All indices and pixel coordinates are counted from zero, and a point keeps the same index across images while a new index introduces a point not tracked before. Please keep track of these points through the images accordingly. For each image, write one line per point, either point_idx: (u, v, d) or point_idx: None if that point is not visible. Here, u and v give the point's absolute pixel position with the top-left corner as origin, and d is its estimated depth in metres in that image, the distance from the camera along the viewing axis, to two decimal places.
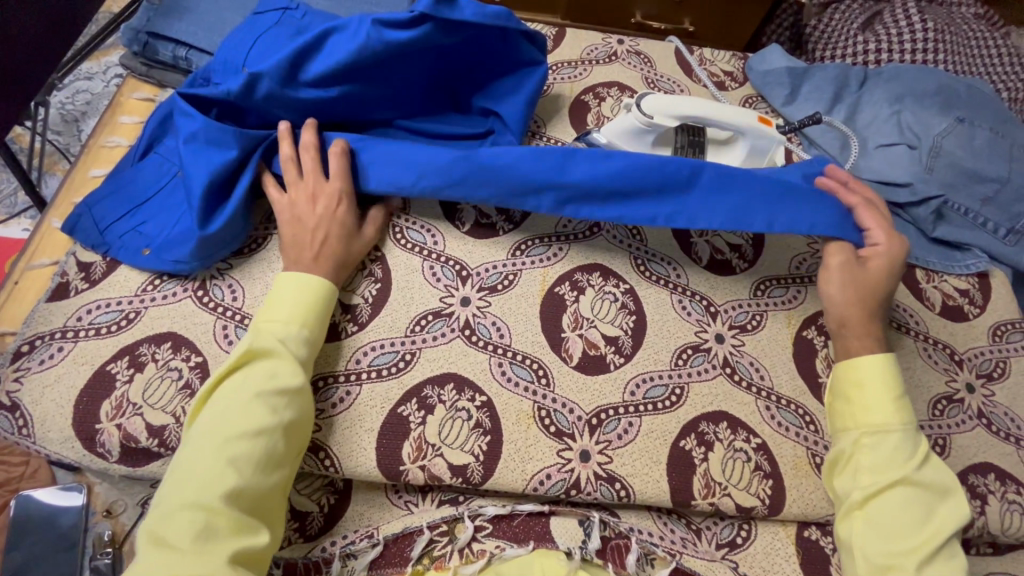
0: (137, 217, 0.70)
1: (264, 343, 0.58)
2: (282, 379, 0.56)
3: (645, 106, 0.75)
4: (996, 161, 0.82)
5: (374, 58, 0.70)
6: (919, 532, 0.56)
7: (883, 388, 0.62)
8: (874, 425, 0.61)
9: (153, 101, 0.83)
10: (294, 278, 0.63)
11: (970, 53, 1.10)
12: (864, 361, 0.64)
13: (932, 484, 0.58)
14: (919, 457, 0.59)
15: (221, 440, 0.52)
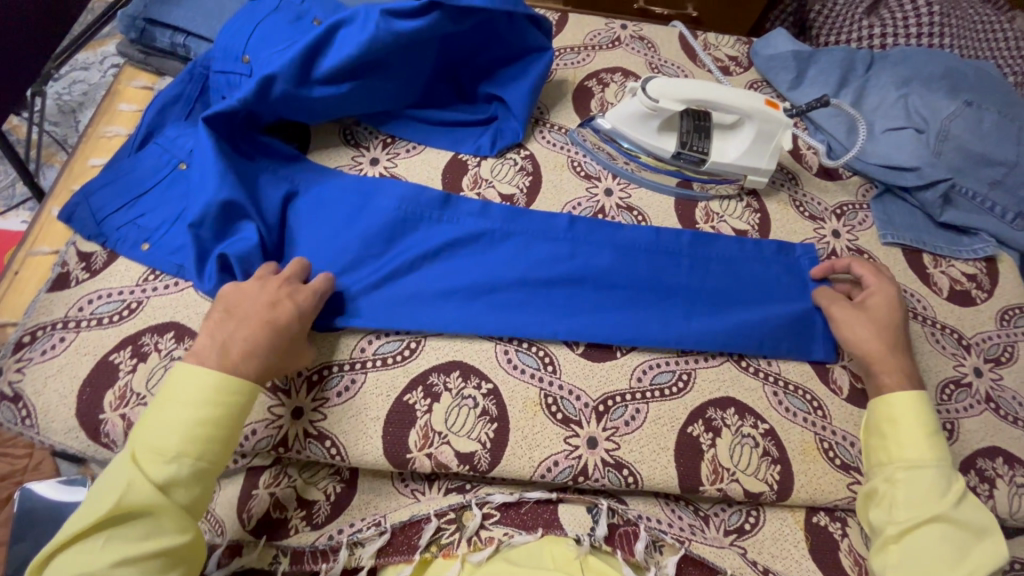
0: (135, 210, 0.69)
1: (141, 479, 0.49)
2: (158, 529, 0.49)
3: (651, 90, 0.74)
4: (1004, 144, 0.81)
5: (383, 51, 0.69)
6: (958, 568, 0.54)
7: (918, 426, 0.60)
8: (906, 460, 0.59)
9: (152, 89, 0.82)
10: (187, 376, 0.53)
11: (976, 37, 1.09)
12: (898, 399, 0.62)
13: (970, 522, 0.56)
14: (955, 494, 0.57)
15: (169, 447, 0.50)
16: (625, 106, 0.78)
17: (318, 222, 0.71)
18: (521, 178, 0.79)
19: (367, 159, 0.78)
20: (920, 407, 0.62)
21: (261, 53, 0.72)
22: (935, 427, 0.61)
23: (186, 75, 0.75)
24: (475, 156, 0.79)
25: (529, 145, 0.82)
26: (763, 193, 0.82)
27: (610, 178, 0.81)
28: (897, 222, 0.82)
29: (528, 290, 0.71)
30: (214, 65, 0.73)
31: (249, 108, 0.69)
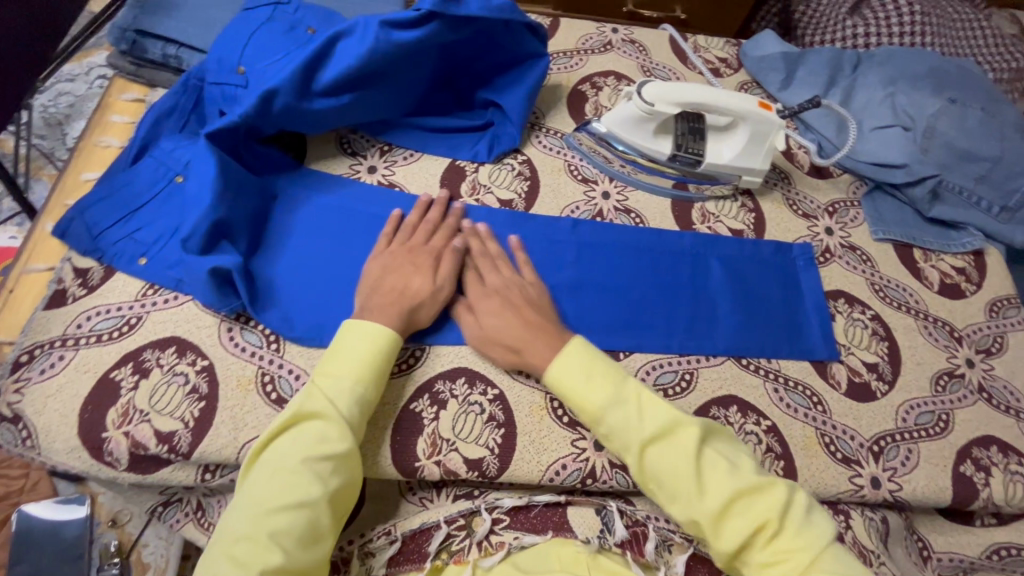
0: (133, 223, 0.68)
1: (314, 404, 0.55)
2: (332, 444, 0.54)
3: (646, 93, 0.75)
4: (988, 140, 0.83)
5: (383, 63, 0.69)
6: (723, 485, 0.54)
7: (577, 377, 0.60)
8: (595, 412, 0.58)
9: (144, 101, 0.81)
10: (361, 327, 0.60)
11: (955, 35, 1.12)
12: (558, 368, 0.61)
13: (654, 431, 0.56)
14: (637, 419, 0.57)
15: (261, 512, 0.50)
16: (620, 110, 0.79)
17: (319, 231, 0.71)
18: (520, 183, 0.79)
19: (365, 167, 0.77)
20: (583, 358, 0.61)
21: (258, 64, 0.72)
22: (591, 360, 0.61)
23: (179, 88, 0.74)
24: (473, 163, 0.80)
25: (526, 150, 0.82)
26: (756, 191, 0.84)
27: (607, 181, 0.81)
28: (888, 218, 0.84)
29: None
30: (209, 77, 0.73)
31: (249, 123, 0.68)
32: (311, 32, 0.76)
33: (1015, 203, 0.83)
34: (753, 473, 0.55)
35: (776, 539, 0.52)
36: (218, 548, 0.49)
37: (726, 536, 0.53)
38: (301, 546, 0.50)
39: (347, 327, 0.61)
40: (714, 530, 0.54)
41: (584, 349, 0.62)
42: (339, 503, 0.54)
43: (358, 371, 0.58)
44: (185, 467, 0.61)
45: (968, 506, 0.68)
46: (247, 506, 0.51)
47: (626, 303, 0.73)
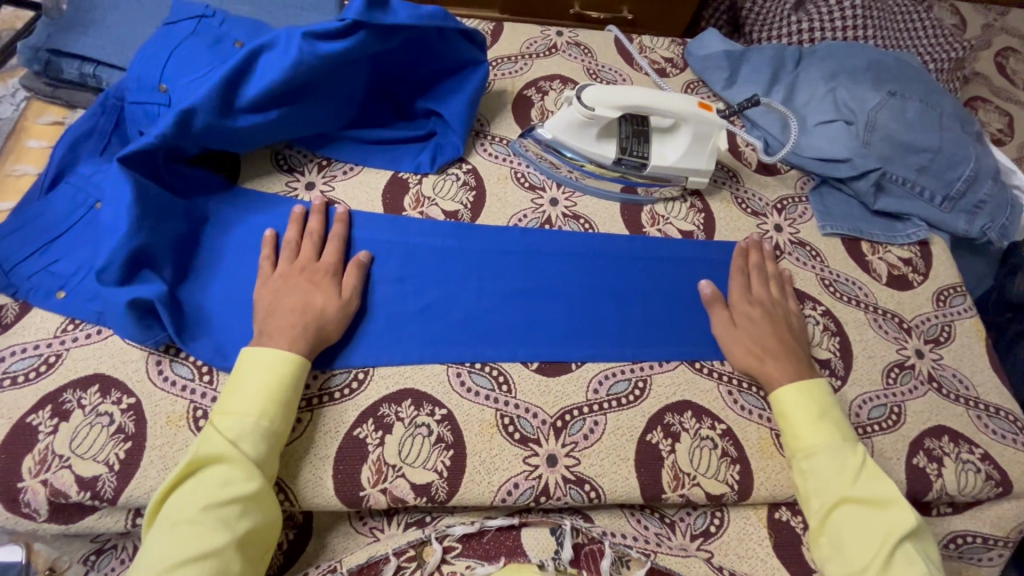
0: (48, 255, 0.64)
1: (212, 445, 0.53)
2: (236, 485, 0.52)
3: (586, 97, 0.73)
4: (927, 131, 0.84)
5: (310, 76, 0.66)
6: (876, 546, 0.56)
7: (804, 415, 0.63)
8: (803, 449, 0.62)
9: (63, 123, 0.77)
10: (257, 359, 0.58)
11: (895, 27, 1.14)
12: (782, 395, 0.65)
13: (872, 496, 0.58)
14: (852, 471, 0.60)
15: (165, 566, 0.48)
16: (562, 116, 0.77)
17: (252, 254, 0.68)
18: (465, 193, 0.77)
19: (302, 184, 0.75)
20: (805, 397, 0.64)
21: (179, 80, 0.68)
22: (823, 409, 0.64)
23: (97, 108, 0.70)
24: (416, 174, 0.77)
25: (471, 158, 0.80)
26: (704, 191, 0.83)
27: (555, 188, 0.80)
28: (836, 212, 0.84)
29: (484, 309, 0.69)
30: (128, 96, 0.69)
31: (169, 144, 0.65)
32: (238, 45, 0.72)
33: (956, 191, 0.85)
34: (874, 491, 0.59)
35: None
36: None
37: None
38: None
39: (242, 360, 0.59)
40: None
41: (804, 387, 0.65)
42: (253, 545, 0.53)
43: (255, 406, 0.56)
44: (113, 512, 0.58)
45: (922, 498, 0.68)
46: (151, 561, 0.49)
47: (576, 312, 0.71)
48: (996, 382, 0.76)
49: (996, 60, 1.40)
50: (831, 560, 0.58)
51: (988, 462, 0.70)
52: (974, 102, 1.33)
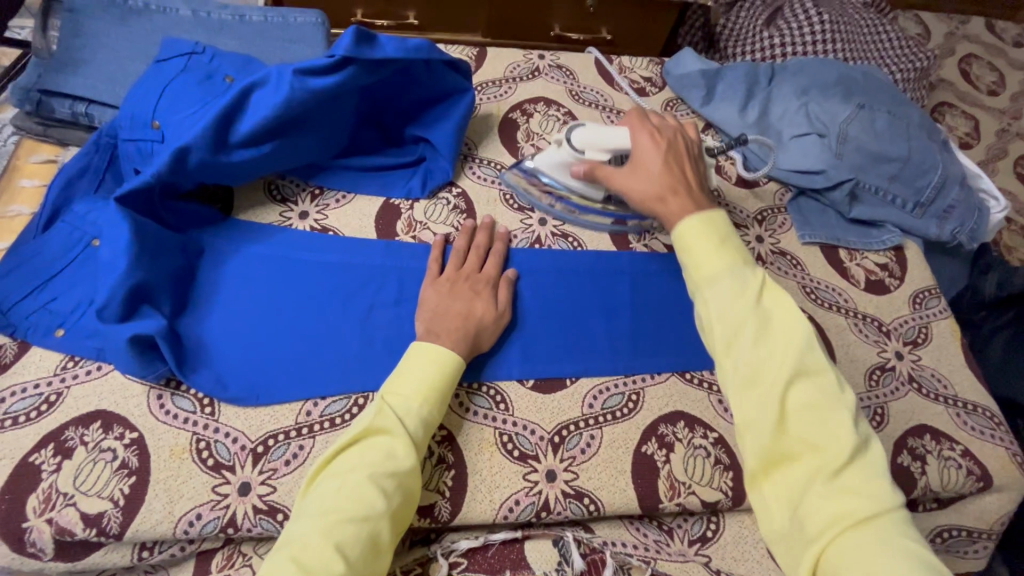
0: (46, 294, 0.65)
1: (385, 421, 0.56)
2: (398, 461, 0.55)
3: (576, 140, 0.73)
4: (896, 141, 0.87)
5: (302, 110, 0.68)
6: (778, 362, 0.50)
7: (704, 243, 0.56)
8: (724, 335, 0.52)
9: (56, 161, 0.78)
10: (427, 348, 0.62)
11: (864, 40, 1.19)
12: (684, 228, 0.58)
13: (772, 310, 0.52)
14: (754, 290, 0.53)
15: (331, 522, 0.50)
16: (551, 154, 0.77)
17: (249, 283, 0.70)
18: (456, 216, 0.79)
19: (297, 214, 0.76)
20: (706, 228, 0.57)
21: (172, 118, 0.70)
22: (723, 235, 0.57)
23: (91, 146, 0.72)
24: (407, 200, 0.79)
25: (460, 182, 0.82)
26: None
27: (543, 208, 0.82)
28: (813, 221, 0.88)
29: None
30: (121, 134, 0.70)
31: (165, 181, 0.66)
32: (229, 81, 0.74)
33: (926, 198, 0.88)
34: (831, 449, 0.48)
35: (803, 410, 0.49)
36: (284, 552, 0.49)
37: (747, 410, 0.50)
38: (363, 558, 0.51)
39: (414, 348, 0.63)
40: (759, 414, 0.49)
41: (705, 220, 0.57)
42: (398, 521, 0.55)
43: (422, 391, 0.59)
44: (120, 547, 0.58)
45: (909, 496, 0.70)
46: (326, 516, 0.51)
47: (569, 329, 0.73)
48: (972, 380, 0.79)
49: (960, 66, 1.46)
50: (733, 383, 0.51)
51: (969, 458, 0.73)
52: (941, 107, 1.39)
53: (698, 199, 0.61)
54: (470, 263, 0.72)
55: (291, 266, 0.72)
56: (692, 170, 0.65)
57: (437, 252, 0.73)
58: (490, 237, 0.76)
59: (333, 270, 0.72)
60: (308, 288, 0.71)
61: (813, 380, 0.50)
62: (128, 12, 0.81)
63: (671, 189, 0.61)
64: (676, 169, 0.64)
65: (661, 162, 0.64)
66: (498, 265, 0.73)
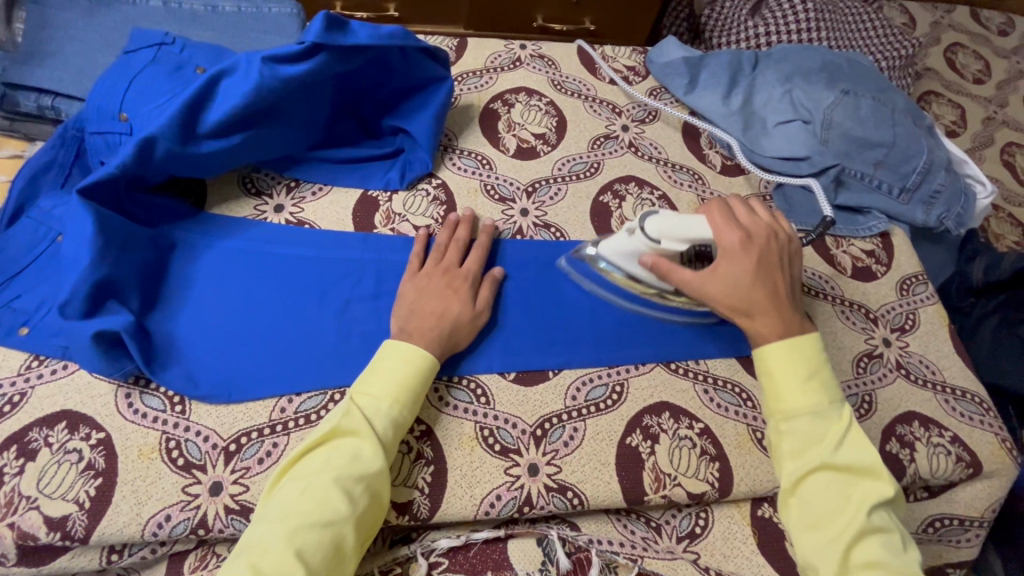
0: (9, 292, 0.63)
1: (352, 423, 0.55)
2: (364, 465, 0.54)
3: (652, 227, 0.63)
4: (881, 127, 0.86)
5: (272, 99, 0.66)
6: (847, 512, 0.53)
7: (793, 374, 0.58)
8: (785, 410, 0.57)
9: (22, 156, 0.76)
10: (397, 347, 0.60)
11: (849, 28, 1.18)
12: (768, 351, 0.60)
13: (851, 465, 0.55)
14: (834, 439, 0.55)
15: (293, 528, 0.49)
16: (619, 240, 0.66)
17: (220, 279, 0.68)
18: (435, 208, 0.77)
19: (271, 207, 0.74)
20: (795, 357, 0.58)
21: (139, 110, 0.68)
22: (812, 369, 0.58)
23: (56, 140, 0.70)
24: (385, 191, 0.78)
25: (440, 173, 0.80)
26: (671, 194, 0.85)
27: (524, 199, 0.81)
28: (797, 208, 0.86)
29: None
30: (88, 127, 0.68)
31: (131, 173, 0.64)
32: (199, 71, 0.72)
33: (912, 183, 0.87)
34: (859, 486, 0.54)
35: (867, 568, 0.51)
36: (244, 557, 0.48)
37: (811, 555, 0.53)
38: (327, 563, 0.50)
39: (384, 347, 0.61)
40: (821, 557, 0.53)
41: (793, 346, 0.59)
42: (365, 524, 0.54)
43: (392, 391, 0.58)
44: (87, 551, 0.56)
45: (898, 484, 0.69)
46: (286, 522, 0.50)
47: (552, 319, 0.72)
48: (961, 366, 0.78)
49: (946, 55, 1.46)
50: (799, 523, 0.55)
51: (958, 444, 0.72)
52: (927, 96, 1.38)
53: (785, 315, 0.60)
54: (449, 257, 0.70)
55: (264, 261, 0.70)
56: (784, 270, 0.63)
57: (418, 246, 0.71)
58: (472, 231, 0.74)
59: (307, 265, 0.70)
60: (281, 282, 0.69)
61: (885, 539, 0.52)
62: (96, 3, 0.79)
63: (760, 292, 0.60)
64: (768, 279, 0.61)
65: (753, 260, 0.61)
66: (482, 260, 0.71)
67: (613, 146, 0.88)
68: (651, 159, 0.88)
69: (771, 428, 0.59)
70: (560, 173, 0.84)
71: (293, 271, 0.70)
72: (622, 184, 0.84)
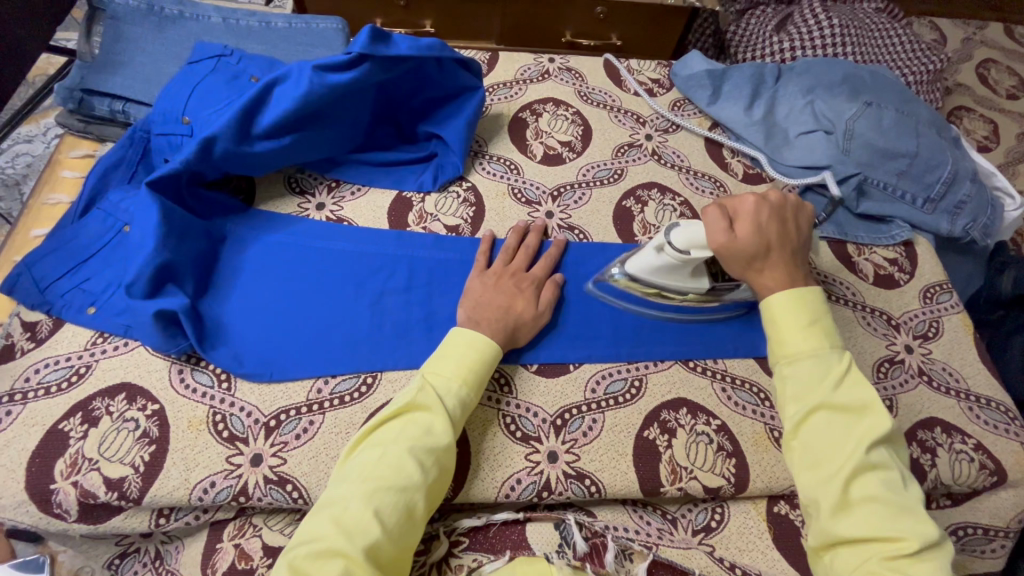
0: (80, 274, 0.69)
1: (425, 397, 0.59)
2: (436, 437, 0.57)
3: (677, 241, 0.66)
4: (904, 137, 0.88)
5: (320, 104, 0.72)
6: (847, 450, 0.53)
7: (794, 319, 0.60)
8: (789, 354, 0.59)
9: (94, 155, 0.84)
10: (466, 334, 0.64)
11: (878, 41, 1.18)
12: (772, 300, 0.62)
13: (851, 403, 0.55)
14: (835, 377, 0.56)
15: (371, 488, 0.52)
16: (646, 258, 0.69)
17: (269, 270, 0.73)
18: (465, 209, 0.82)
19: (313, 205, 0.80)
20: (796, 304, 0.61)
21: (200, 113, 0.74)
22: (814, 316, 0.60)
23: (126, 141, 0.77)
24: (419, 193, 0.82)
25: (470, 177, 0.85)
26: (692, 200, 0.87)
27: (550, 202, 0.84)
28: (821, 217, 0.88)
29: None
30: (154, 129, 0.75)
31: (191, 169, 0.71)
32: (254, 80, 0.78)
33: (936, 193, 0.88)
34: (866, 430, 0.54)
35: (867, 502, 0.51)
36: (326, 511, 0.52)
37: (812, 492, 0.54)
38: (400, 526, 0.52)
39: (455, 332, 0.65)
40: (819, 493, 0.53)
41: (795, 296, 0.61)
42: (433, 496, 0.56)
43: (462, 374, 0.61)
44: (138, 513, 0.61)
45: (919, 489, 0.69)
46: (364, 481, 0.53)
47: (574, 315, 0.75)
48: (986, 374, 0.78)
49: (978, 71, 1.45)
50: (799, 463, 0.55)
51: (982, 451, 0.71)
52: (958, 111, 1.38)
53: (792, 270, 0.64)
54: (516, 262, 0.74)
55: (310, 254, 0.75)
56: (792, 221, 0.67)
57: (485, 247, 0.76)
58: (541, 239, 0.78)
59: (346, 258, 0.75)
60: (324, 275, 0.74)
61: (885, 476, 0.52)
62: (164, 19, 0.87)
63: (771, 243, 0.64)
64: (779, 229, 0.66)
65: (765, 215, 0.65)
66: (547, 266, 0.75)
67: (637, 154, 0.91)
68: (673, 166, 0.91)
69: (775, 374, 0.60)
70: (584, 178, 0.87)
71: (334, 264, 0.75)
72: (645, 190, 0.87)
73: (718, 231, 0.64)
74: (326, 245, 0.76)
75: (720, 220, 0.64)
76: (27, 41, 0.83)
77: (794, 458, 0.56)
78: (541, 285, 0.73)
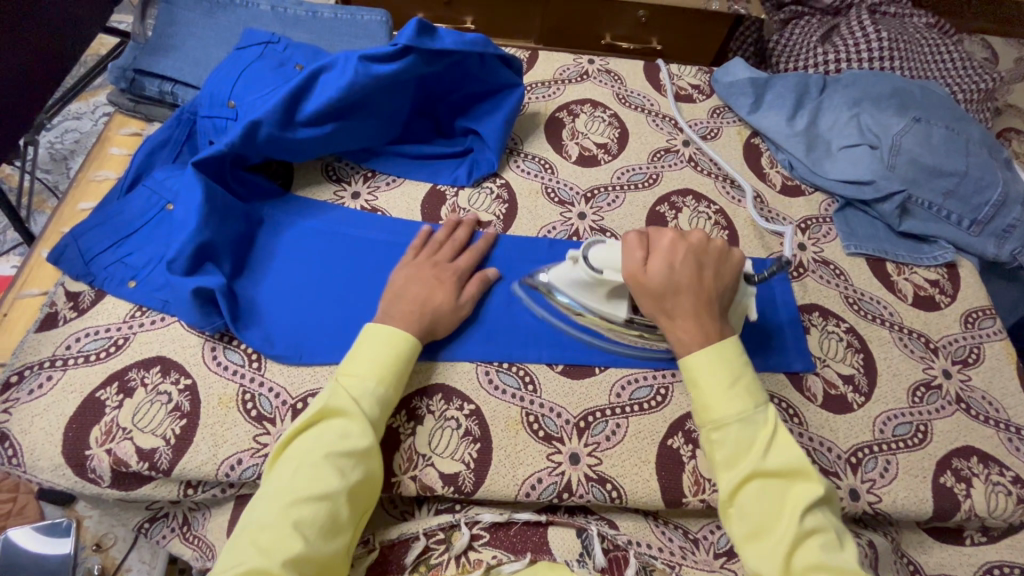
0: (124, 248, 0.71)
1: (338, 402, 0.58)
2: (354, 440, 0.56)
3: (595, 258, 0.64)
4: (953, 156, 0.85)
5: (362, 93, 0.73)
6: (783, 520, 0.53)
7: (714, 383, 0.58)
8: (715, 419, 0.57)
9: (141, 134, 0.87)
10: (378, 333, 0.63)
11: (928, 55, 1.15)
12: (692, 360, 0.60)
13: (781, 468, 0.55)
14: (761, 443, 0.56)
15: (287, 503, 0.52)
16: (565, 269, 0.67)
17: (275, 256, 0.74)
18: (498, 206, 0.82)
19: (349, 193, 0.81)
20: (716, 362, 0.59)
21: (246, 97, 0.75)
22: (734, 374, 0.59)
23: (173, 121, 0.79)
24: (453, 187, 0.83)
25: (504, 174, 0.85)
26: (728, 209, 0.86)
27: (583, 204, 0.84)
28: (860, 233, 0.86)
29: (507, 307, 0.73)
30: (201, 111, 0.77)
31: (236, 151, 0.72)
32: (298, 68, 0.79)
33: (984, 216, 0.85)
34: (796, 501, 0.53)
35: (810, 571, 0.50)
36: (245, 533, 0.52)
37: (757, 565, 0.52)
38: (325, 534, 0.52)
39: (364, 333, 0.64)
40: (763, 566, 0.52)
41: (714, 352, 0.59)
42: (358, 498, 0.56)
43: (377, 375, 0.60)
44: (167, 484, 0.62)
45: (952, 520, 0.67)
46: (279, 496, 0.53)
47: (527, 318, 0.73)
48: None
49: None
50: (738, 535, 0.55)
51: (1020, 485, 0.69)
52: (1007, 133, 1.33)
53: (704, 321, 0.61)
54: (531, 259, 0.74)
55: (328, 239, 0.76)
56: (710, 271, 0.64)
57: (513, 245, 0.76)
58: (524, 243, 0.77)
59: (329, 244, 0.75)
60: (356, 262, 0.75)
61: (824, 540, 0.52)
62: (216, 6, 0.90)
63: (682, 288, 0.62)
64: (693, 275, 0.63)
65: (679, 256, 0.63)
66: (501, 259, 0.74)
67: (673, 159, 0.90)
68: (710, 174, 0.89)
69: (703, 439, 0.58)
70: (618, 181, 0.87)
71: (321, 249, 0.75)
72: (679, 197, 0.86)
73: (633, 262, 0.62)
74: (356, 234, 0.77)
75: (637, 248, 0.63)
76: (85, 19, 0.86)
77: (732, 530, 0.56)
78: (485, 280, 0.72)
